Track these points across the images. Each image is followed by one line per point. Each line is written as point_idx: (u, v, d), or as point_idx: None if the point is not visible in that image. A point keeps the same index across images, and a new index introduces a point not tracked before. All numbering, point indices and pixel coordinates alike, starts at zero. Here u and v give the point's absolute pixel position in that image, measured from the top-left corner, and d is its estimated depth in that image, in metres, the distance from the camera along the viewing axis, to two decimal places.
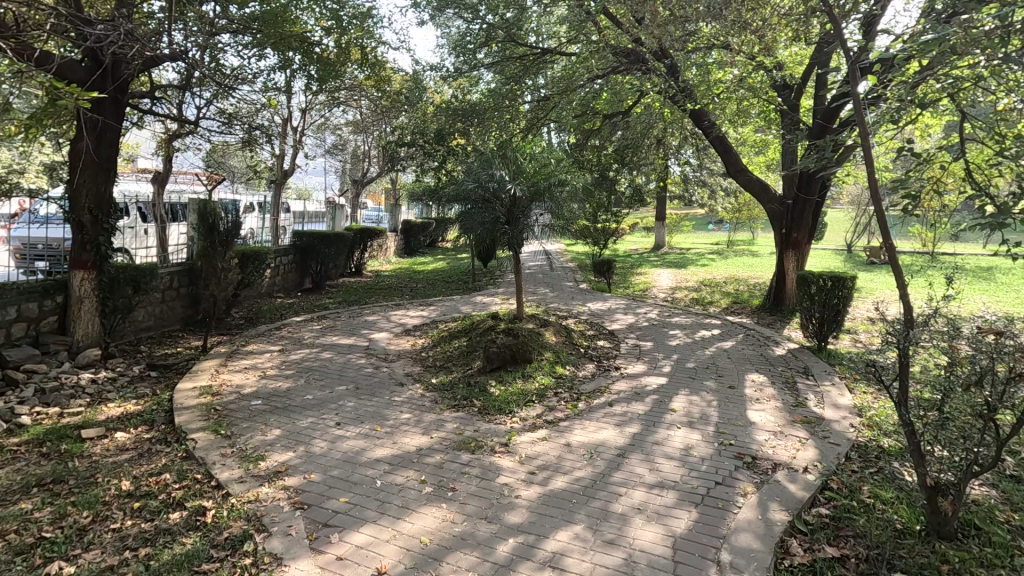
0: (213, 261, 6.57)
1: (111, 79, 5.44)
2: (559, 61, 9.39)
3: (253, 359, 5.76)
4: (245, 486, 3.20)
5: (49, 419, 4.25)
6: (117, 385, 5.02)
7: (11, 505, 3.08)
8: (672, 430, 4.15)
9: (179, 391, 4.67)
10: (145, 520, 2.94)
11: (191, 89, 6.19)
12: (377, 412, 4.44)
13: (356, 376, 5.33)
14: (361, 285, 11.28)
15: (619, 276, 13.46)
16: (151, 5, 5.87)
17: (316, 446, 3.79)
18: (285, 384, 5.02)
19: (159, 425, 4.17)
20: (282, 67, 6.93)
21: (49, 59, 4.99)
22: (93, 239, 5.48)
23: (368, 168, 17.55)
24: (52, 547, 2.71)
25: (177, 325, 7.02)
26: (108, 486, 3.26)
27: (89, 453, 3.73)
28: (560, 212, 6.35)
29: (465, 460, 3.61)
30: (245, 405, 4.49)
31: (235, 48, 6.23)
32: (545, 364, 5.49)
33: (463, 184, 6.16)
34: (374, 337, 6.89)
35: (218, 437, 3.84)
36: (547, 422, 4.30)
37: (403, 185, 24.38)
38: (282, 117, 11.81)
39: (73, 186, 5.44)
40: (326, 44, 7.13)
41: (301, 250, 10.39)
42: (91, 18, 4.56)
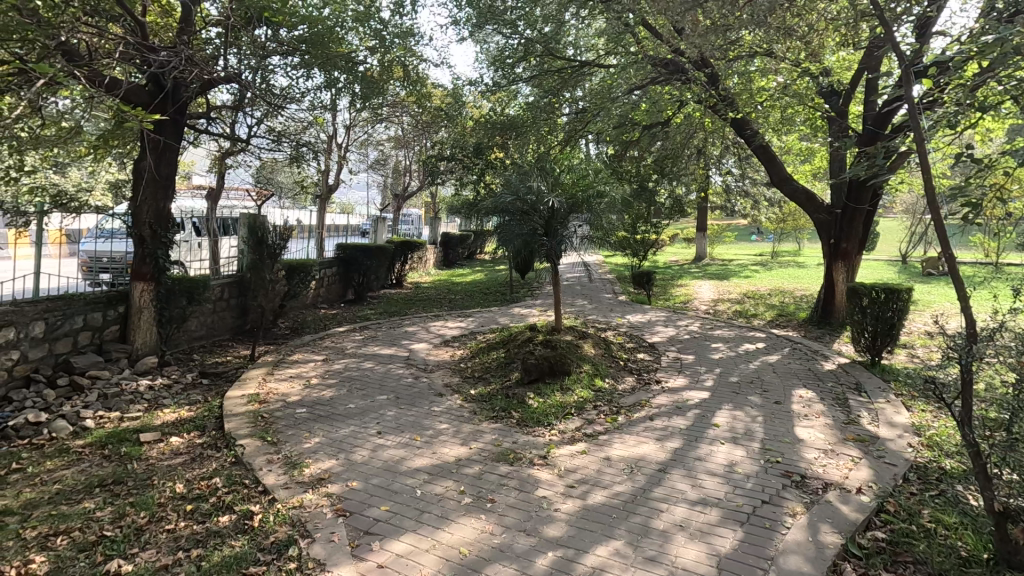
0: (262, 273, 6.82)
1: (172, 102, 5.75)
2: (597, 74, 9.36)
3: (298, 368, 5.93)
4: (290, 492, 3.29)
5: (111, 423, 4.49)
6: (172, 392, 5.26)
7: (75, 504, 3.26)
8: (714, 446, 4.03)
9: (229, 397, 4.85)
10: (197, 522, 3.05)
11: (244, 109, 6.48)
12: (417, 422, 4.49)
13: (396, 386, 5.41)
14: (401, 296, 11.52)
15: (658, 288, 13.28)
16: (209, 31, 6.18)
17: (357, 454, 3.86)
18: (328, 393, 5.14)
19: (209, 431, 4.33)
20: (327, 86, 7.16)
21: (116, 84, 5.30)
22: (153, 252, 5.78)
23: (409, 182, 17.97)
24: (112, 546, 2.84)
25: (226, 335, 7.30)
26: (163, 488, 3.41)
27: (146, 456, 3.91)
28: (599, 223, 6.33)
29: (503, 472, 3.61)
30: (290, 413, 4.62)
31: (285, 69, 6.51)
32: (584, 376, 5.44)
33: (501, 197, 6.18)
34: (413, 347, 6.99)
35: (264, 443, 3.96)
36: (586, 435, 4.25)
37: (441, 198, 24.82)
38: (328, 134, 12.23)
39: (136, 202, 5.77)
40: (370, 63, 7.32)
41: (343, 262, 10.66)
42: (154, 45, 4.89)
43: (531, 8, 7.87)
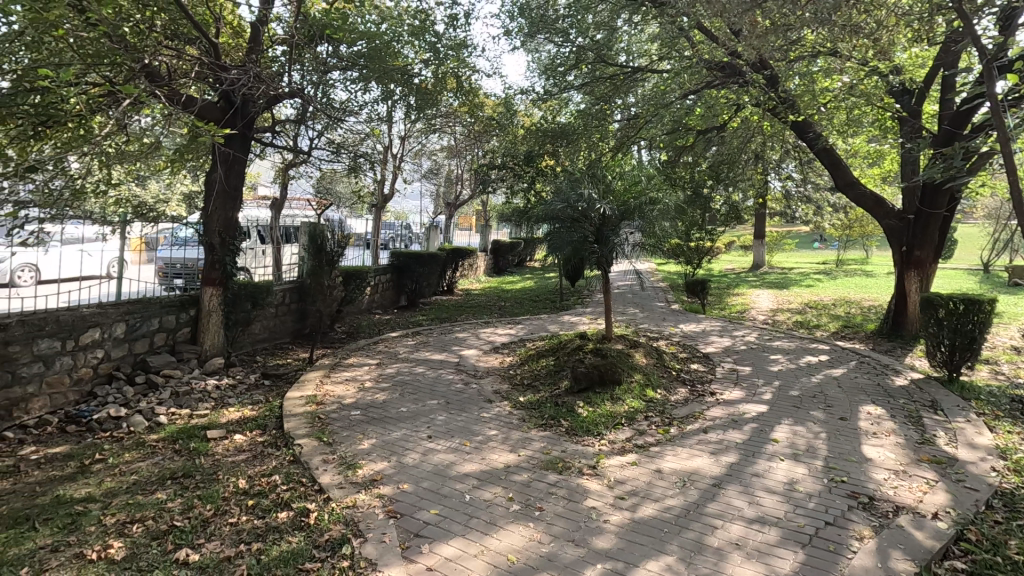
0: (320, 279, 7.10)
1: (240, 117, 6.07)
2: (650, 79, 9.23)
3: (353, 371, 6.11)
4: (344, 492, 3.38)
5: (182, 419, 4.77)
6: (236, 391, 5.54)
7: (149, 494, 3.47)
8: (773, 462, 3.86)
9: (288, 398, 5.06)
10: (257, 517, 3.19)
11: (306, 122, 6.79)
12: (466, 427, 4.54)
13: (447, 391, 5.49)
14: (453, 303, 11.70)
15: (713, 297, 12.89)
16: (275, 50, 6.51)
17: (408, 457, 3.93)
18: (381, 397, 5.27)
19: (270, 430, 4.53)
20: (384, 99, 7.39)
21: (191, 102, 5.67)
22: (222, 259, 6.12)
23: (461, 191, 18.26)
24: (181, 535, 3.01)
25: (286, 338, 7.63)
26: (228, 483, 3.59)
27: (213, 451, 4.13)
28: (651, 230, 6.22)
29: (552, 480, 3.58)
30: (345, 415, 4.77)
31: (344, 83, 6.77)
32: (635, 386, 5.33)
33: (552, 204, 6.17)
34: (464, 353, 7.07)
35: (321, 443, 4.10)
36: (637, 446, 4.17)
37: (492, 206, 25.08)
38: (384, 145, 12.62)
39: (207, 212, 6.14)
40: (425, 75, 7.51)
41: (396, 269, 10.95)
42: (226, 65, 5.22)
43: (583, 16, 7.84)
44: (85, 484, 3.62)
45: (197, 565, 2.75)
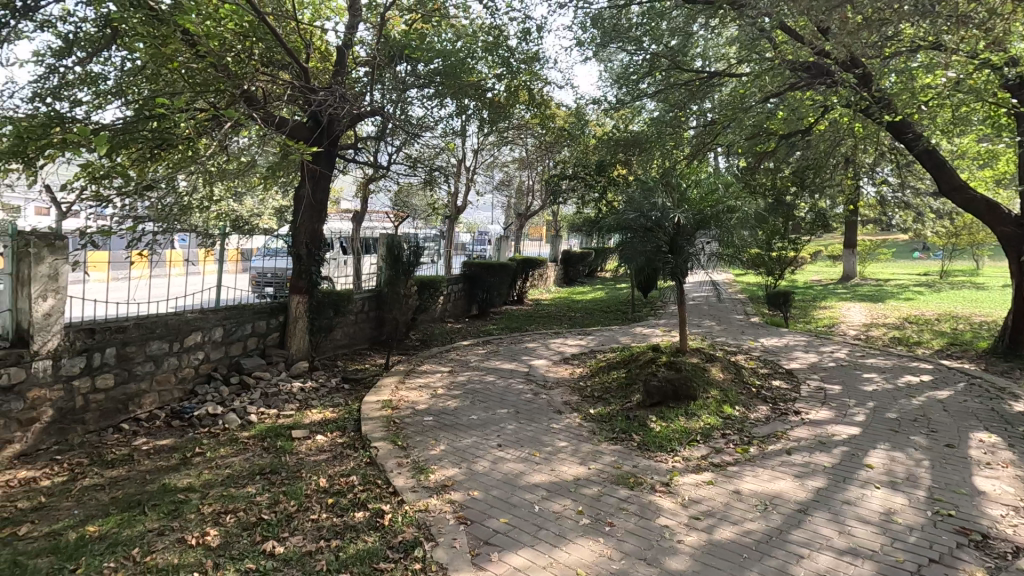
0: (397, 288, 7.38)
1: (326, 136, 6.45)
2: (729, 84, 8.92)
3: (426, 378, 6.28)
4: (417, 496, 3.48)
5: (270, 418, 5.10)
6: (318, 394, 5.86)
7: (241, 487, 3.74)
8: (866, 490, 3.56)
9: (366, 402, 5.28)
10: (337, 515, 3.34)
11: (385, 138, 7.11)
12: (536, 437, 4.53)
13: (517, 401, 5.51)
14: (523, 312, 11.77)
15: (797, 310, 12.16)
16: (358, 72, 6.87)
17: (478, 465, 3.98)
18: (453, 404, 5.38)
19: (349, 432, 4.74)
20: (458, 114, 7.61)
21: (284, 123, 6.11)
22: (308, 269, 6.52)
23: (531, 201, 18.40)
24: (268, 528, 3.21)
25: (364, 344, 7.98)
26: (310, 481, 3.79)
27: (297, 450, 4.39)
28: (729, 240, 5.97)
29: (623, 496, 3.50)
30: (418, 420, 4.90)
31: (421, 100, 7.04)
32: (711, 402, 5.11)
33: (624, 214, 6.08)
34: (533, 363, 7.09)
35: (396, 447, 4.24)
36: (713, 465, 3.99)
37: (562, 216, 25.07)
38: (458, 158, 12.98)
39: (296, 224, 6.56)
40: (498, 89, 7.67)
41: (468, 279, 11.18)
42: (315, 88, 5.60)
43: (657, 22, 7.71)
44: (186, 474, 3.94)
45: (282, 557, 2.92)
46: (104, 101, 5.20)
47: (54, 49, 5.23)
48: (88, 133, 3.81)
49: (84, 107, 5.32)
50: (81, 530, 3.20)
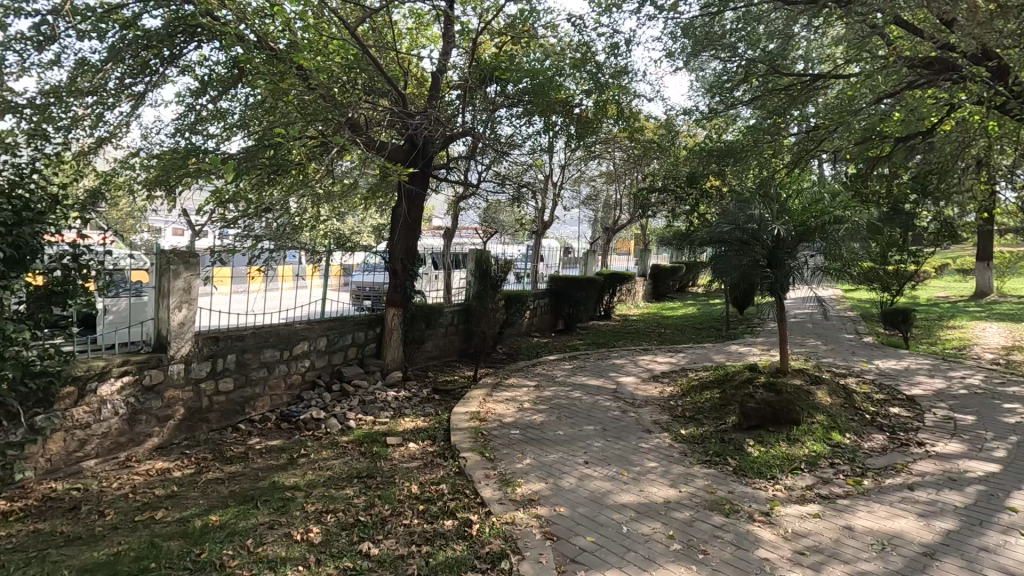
0: (485, 302, 7.55)
1: (421, 157, 6.78)
2: (835, 86, 8.31)
3: (513, 392, 6.34)
4: (503, 508, 3.52)
5: (367, 424, 5.39)
6: (411, 403, 6.11)
7: (341, 488, 3.98)
8: (1009, 536, 3.12)
9: (455, 413, 5.42)
10: (427, 521, 3.45)
11: (476, 157, 7.34)
12: (624, 456, 4.43)
13: (604, 418, 5.42)
14: (610, 328, 11.58)
15: (919, 329, 10.97)
16: (450, 95, 7.18)
17: (565, 481, 3.95)
18: (539, 418, 5.38)
19: (439, 441, 4.90)
20: (546, 130, 7.71)
21: (383, 147, 6.52)
22: (403, 283, 6.86)
23: (619, 215, 18.13)
24: (364, 530, 3.38)
25: (454, 356, 8.23)
26: (403, 487, 3.95)
27: (391, 456, 4.59)
28: (837, 253, 5.55)
29: (717, 522, 3.32)
30: (506, 433, 4.96)
31: (510, 119, 7.22)
32: (817, 428, 4.73)
33: (717, 227, 5.81)
34: (621, 380, 6.94)
35: (483, 458, 4.32)
36: (820, 496, 3.69)
37: (651, 230, 24.46)
38: (545, 175, 13.12)
39: (392, 241, 6.94)
40: (586, 105, 7.69)
41: (555, 294, 11.20)
42: (412, 113, 5.95)
43: (754, 27, 7.37)
44: (293, 474, 4.26)
45: (377, 559, 3.06)
46: (231, 134, 5.82)
47: (192, 90, 5.95)
48: (219, 162, 4.29)
49: (214, 140, 6.00)
50: (206, 518, 3.55)
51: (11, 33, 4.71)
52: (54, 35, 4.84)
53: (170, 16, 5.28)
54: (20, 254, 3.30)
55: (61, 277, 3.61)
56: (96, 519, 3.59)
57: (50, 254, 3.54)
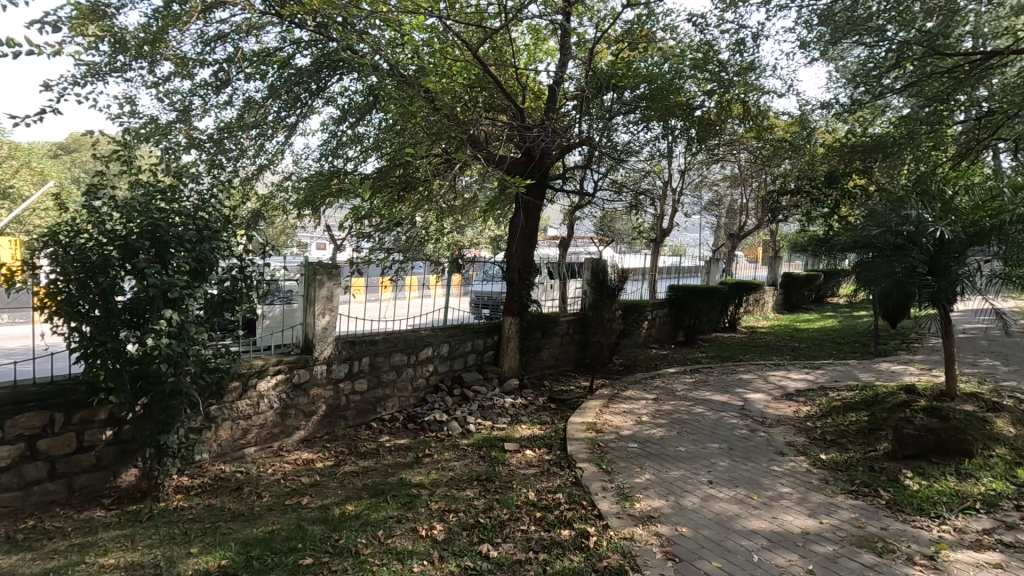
0: (601, 311, 7.47)
1: (539, 168, 6.86)
2: (1015, 62, 7.11)
3: (631, 404, 6.17)
4: (622, 523, 3.43)
5: (486, 429, 5.57)
6: (527, 411, 6.19)
7: (461, 490, 4.14)
8: None
9: (571, 423, 5.41)
10: (544, 529, 3.47)
11: (591, 166, 7.32)
12: (753, 479, 4.12)
13: (730, 436, 5.08)
14: (736, 341, 10.85)
15: None
16: (566, 106, 7.23)
17: (687, 500, 3.76)
18: (658, 433, 5.19)
19: (555, 450, 4.91)
20: (664, 135, 7.48)
21: (503, 160, 6.74)
22: (519, 293, 7.00)
23: (745, 220, 16.99)
24: (484, 531, 3.48)
25: (569, 366, 8.23)
26: (520, 493, 4.01)
27: (508, 461, 4.70)
28: (1018, 257, 4.76)
29: (868, 562, 2.96)
30: (623, 446, 4.84)
31: (626, 126, 7.12)
32: (996, 464, 4.04)
33: (863, 230, 5.21)
34: (749, 397, 6.46)
35: (600, 470, 4.25)
36: (1001, 544, 3.14)
37: (782, 236, 22.61)
38: (664, 181, 12.69)
39: (510, 252, 7.11)
40: (708, 106, 7.33)
41: (675, 304, 10.75)
42: (530, 126, 6.12)
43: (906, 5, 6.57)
44: (418, 472, 4.51)
45: (495, 561, 3.13)
46: (367, 156, 6.37)
47: (335, 119, 6.61)
48: (358, 182, 4.71)
49: (353, 163, 6.61)
50: (343, 508, 3.88)
51: (196, 81, 5.58)
52: (227, 79, 5.65)
53: (317, 54, 5.93)
54: (200, 266, 3.86)
55: (231, 286, 4.13)
56: (255, 500, 4.08)
57: (223, 267, 4.08)
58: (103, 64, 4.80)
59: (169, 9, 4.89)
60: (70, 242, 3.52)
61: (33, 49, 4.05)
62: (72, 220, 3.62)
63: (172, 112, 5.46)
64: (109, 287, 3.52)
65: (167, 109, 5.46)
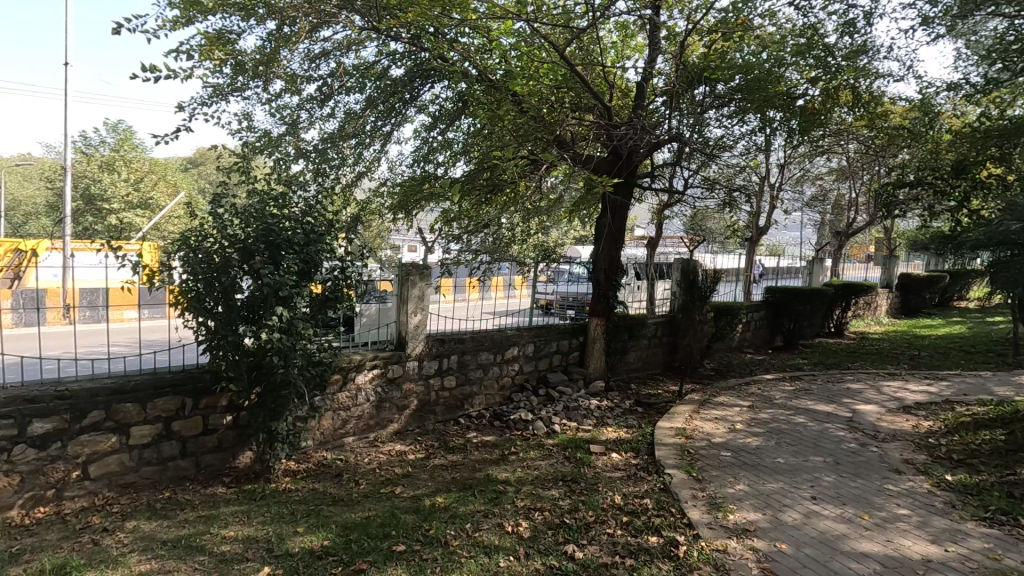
0: (692, 314, 7.21)
1: (626, 167, 6.73)
2: None
3: (723, 411, 5.89)
4: (714, 533, 3.29)
5: (571, 429, 5.55)
6: (613, 413, 6.10)
7: (547, 489, 4.15)
8: None
9: (660, 427, 5.25)
10: (631, 534, 3.41)
11: (681, 163, 7.07)
12: (864, 497, 3.79)
13: (836, 450, 4.71)
14: (843, 347, 10.02)
15: None
16: (655, 102, 7.02)
17: (787, 515, 3.53)
18: (754, 442, 4.91)
19: (642, 454, 4.80)
20: (762, 128, 7.06)
21: (589, 160, 6.69)
22: (605, 293, 6.90)
23: (854, 217, 15.64)
24: (569, 532, 3.47)
25: (656, 369, 8.00)
26: (606, 495, 3.97)
27: (594, 463, 4.65)
28: None
29: None
30: (715, 454, 4.63)
31: (720, 120, 6.80)
32: None
33: (999, 225, 4.60)
34: (859, 408, 5.94)
35: (691, 478, 4.10)
36: None
37: (897, 234, 20.57)
38: (762, 176, 11.98)
39: (596, 252, 7.02)
40: (812, 95, 6.83)
41: (773, 307, 10.11)
42: (617, 124, 6.05)
43: None
44: (504, 469, 4.59)
45: (581, 562, 3.12)
46: (456, 160, 6.58)
47: (426, 125, 6.88)
48: (448, 185, 4.88)
49: (443, 167, 6.85)
50: (433, 499, 4.03)
51: (303, 96, 6.04)
52: (329, 93, 6.07)
53: (411, 64, 6.21)
54: (307, 266, 4.18)
55: (333, 285, 4.41)
56: (353, 487, 4.35)
57: (327, 268, 4.38)
58: (226, 85, 5.32)
59: (281, 31, 5.33)
60: (198, 246, 3.92)
61: (170, 74, 4.59)
62: (200, 226, 4.02)
63: (282, 125, 5.94)
64: (230, 286, 3.89)
65: (278, 123, 5.95)
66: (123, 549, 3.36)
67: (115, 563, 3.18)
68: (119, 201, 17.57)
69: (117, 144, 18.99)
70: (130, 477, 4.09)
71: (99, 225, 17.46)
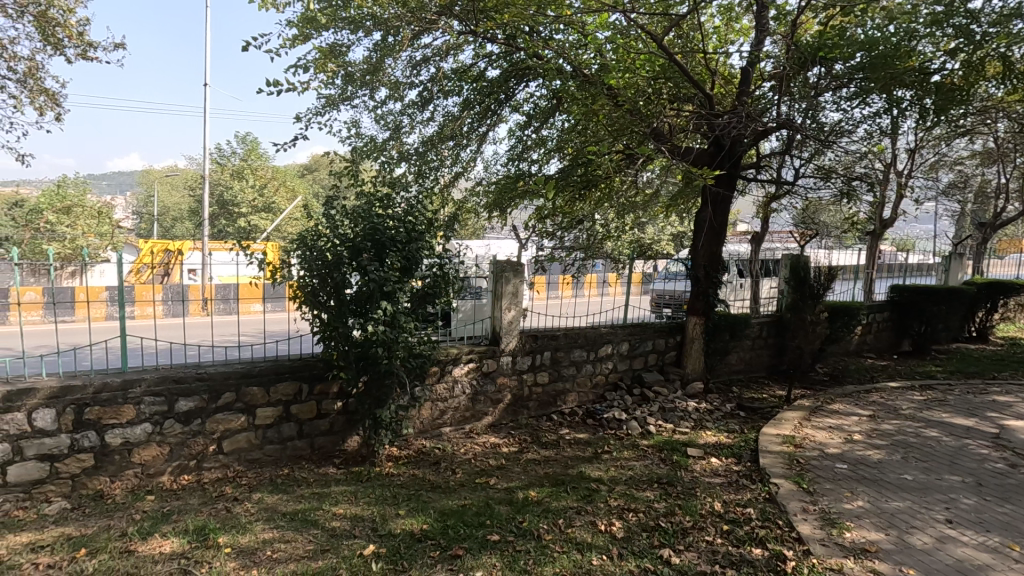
0: (802, 314, 6.71)
1: (729, 158, 6.39)
2: None
3: (839, 419, 5.41)
4: (827, 551, 3.04)
5: (667, 431, 5.38)
6: (713, 417, 5.82)
7: (641, 490, 4.06)
8: None
9: (765, 433, 4.93)
10: (733, 544, 3.24)
11: (791, 152, 6.58)
12: (1012, 525, 3.32)
13: (976, 469, 4.16)
14: (986, 353, 8.81)
15: None
16: (762, 88, 6.59)
17: (915, 538, 3.18)
18: (875, 455, 4.47)
19: (745, 461, 4.54)
20: (887, 111, 6.38)
21: (688, 152, 6.44)
22: (705, 291, 6.61)
23: (1002, 205, 13.70)
24: (665, 535, 3.37)
25: (761, 372, 7.52)
26: (705, 501, 3.80)
27: (692, 467, 4.47)
28: None
29: None
30: (829, 465, 4.26)
31: (837, 103, 6.24)
32: None
33: None
34: (1007, 424, 5.20)
35: (800, 489, 3.81)
36: None
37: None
38: (887, 162, 10.84)
39: (695, 247, 6.74)
40: (951, 69, 6.07)
41: (899, 307, 9.12)
42: (719, 114, 5.78)
43: None
44: (598, 467, 4.55)
45: (678, 568, 3.02)
46: (549, 157, 6.61)
47: (521, 124, 6.96)
48: (542, 182, 4.91)
49: (536, 165, 6.90)
50: (527, 492, 4.09)
51: (406, 102, 6.35)
52: (429, 97, 6.33)
53: (506, 64, 6.31)
54: (409, 264, 4.40)
55: (432, 281, 4.60)
56: (450, 475, 4.52)
57: (427, 265, 4.58)
58: (337, 95, 5.73)
59: (386, 41, 5.63)
60: (313, 245, 4.25)
61: (290, 88, 5.03)
62: (314, 226, 4.35)
63: (387, 131, 6.28)
64: (340, 282, 4.19)
65: (383, 128, 6.31)
66: (251, 517, 3.74)
67: (244, 529, 3.55)
68: (247, 206, 19.71)
69: (245, 154, 21.20)
70: (256, 453, 4.55)
71: (230, 226, 19.70)
